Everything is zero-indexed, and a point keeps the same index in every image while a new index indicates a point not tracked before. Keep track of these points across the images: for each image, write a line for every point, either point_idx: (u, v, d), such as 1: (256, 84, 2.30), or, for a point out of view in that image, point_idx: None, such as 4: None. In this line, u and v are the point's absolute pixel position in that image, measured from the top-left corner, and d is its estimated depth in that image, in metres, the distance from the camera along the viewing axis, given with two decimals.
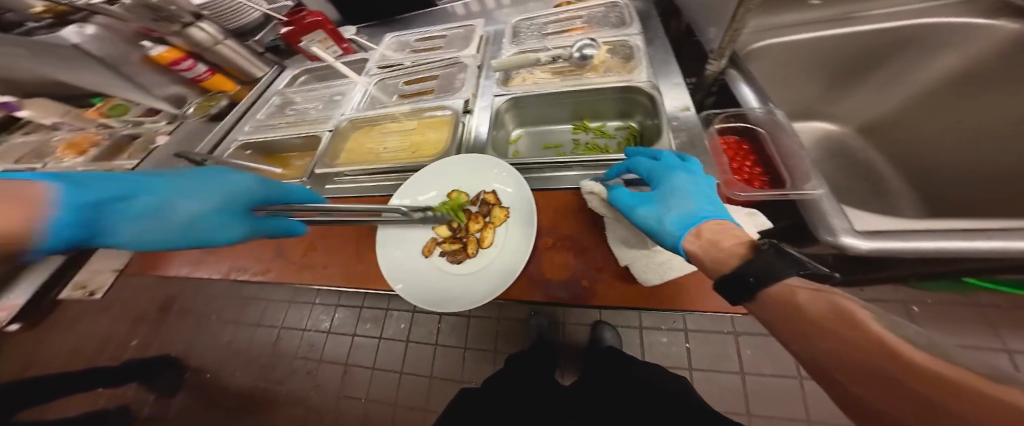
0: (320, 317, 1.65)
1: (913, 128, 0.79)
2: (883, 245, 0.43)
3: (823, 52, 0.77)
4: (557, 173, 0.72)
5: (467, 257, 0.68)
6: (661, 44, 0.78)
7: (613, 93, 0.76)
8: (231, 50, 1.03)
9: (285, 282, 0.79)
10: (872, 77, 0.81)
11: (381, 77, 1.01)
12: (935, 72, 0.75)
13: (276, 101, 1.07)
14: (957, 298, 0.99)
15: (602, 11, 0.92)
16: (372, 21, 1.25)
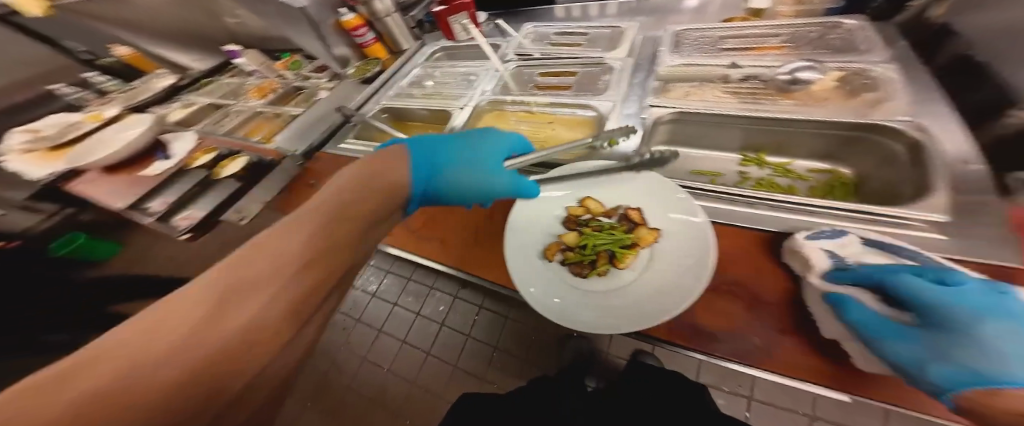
0: (369, 278, 1.66)
1: None
2: None
3: None
4: (728, 206, 0.59)
5: (594, 272, 0.59)
6: (924, 78, 0.59)
7: (842, 130, 0.59)
8: (396, 24, 1.13)
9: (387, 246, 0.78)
10: None
11: (517, 64, 0.98)
12: None
13: (417, 75, 1.13)
14: None
15: (815, 31, 0.75)
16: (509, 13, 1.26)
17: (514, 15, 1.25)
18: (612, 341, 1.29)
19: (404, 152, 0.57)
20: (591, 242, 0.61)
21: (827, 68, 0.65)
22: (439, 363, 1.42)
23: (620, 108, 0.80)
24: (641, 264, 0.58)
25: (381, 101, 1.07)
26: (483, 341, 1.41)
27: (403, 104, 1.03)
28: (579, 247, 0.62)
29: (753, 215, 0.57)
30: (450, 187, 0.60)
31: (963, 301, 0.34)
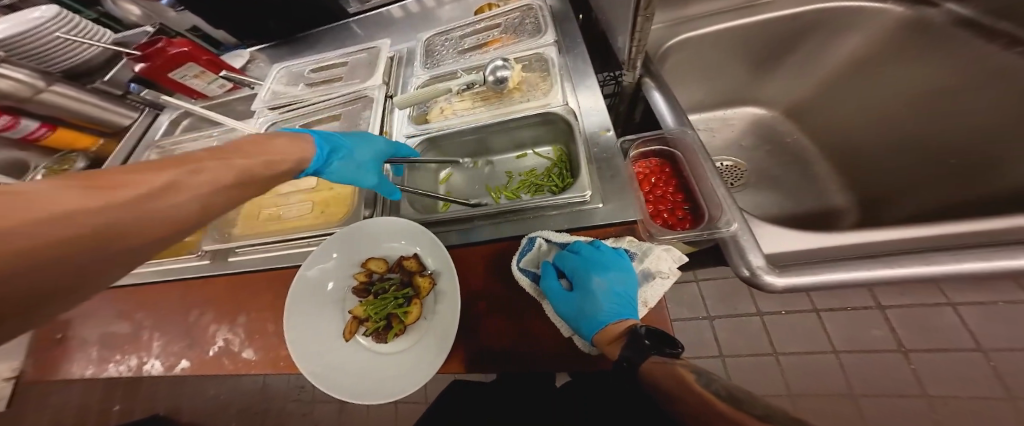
0: None
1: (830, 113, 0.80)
2: (796, 280, 0.40)
3: (738, 41, 0.76)
4: (478, 222, 0.64)
5: (395, 334, 0.60)
6: (577, 54, 0.72)
7: (532, 120, 0.68)
8: (66, 97, 0.87)
9: (201, 374, 0.72)
10: (785, 62, 0.81)
11: (273, 120, 0.84)
12: (838, 56, 0.76)
13: (153, 158, 0.91)
14: None
15: (517, 16, 0.84)
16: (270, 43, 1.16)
17: (284, 47, 1.15)
18: None
19: (307, 139, 0.54)
20: (381, 311, 0.60)
21: (513, 62, 0.71)
22: (411, 405, 1.41)
23: None
24: (430, 308, 0.60)
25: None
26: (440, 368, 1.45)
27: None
28: (372, 315, 0.60)
29: (495, 227, 0.63)
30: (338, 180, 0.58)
31: (586, 263, 0.50)
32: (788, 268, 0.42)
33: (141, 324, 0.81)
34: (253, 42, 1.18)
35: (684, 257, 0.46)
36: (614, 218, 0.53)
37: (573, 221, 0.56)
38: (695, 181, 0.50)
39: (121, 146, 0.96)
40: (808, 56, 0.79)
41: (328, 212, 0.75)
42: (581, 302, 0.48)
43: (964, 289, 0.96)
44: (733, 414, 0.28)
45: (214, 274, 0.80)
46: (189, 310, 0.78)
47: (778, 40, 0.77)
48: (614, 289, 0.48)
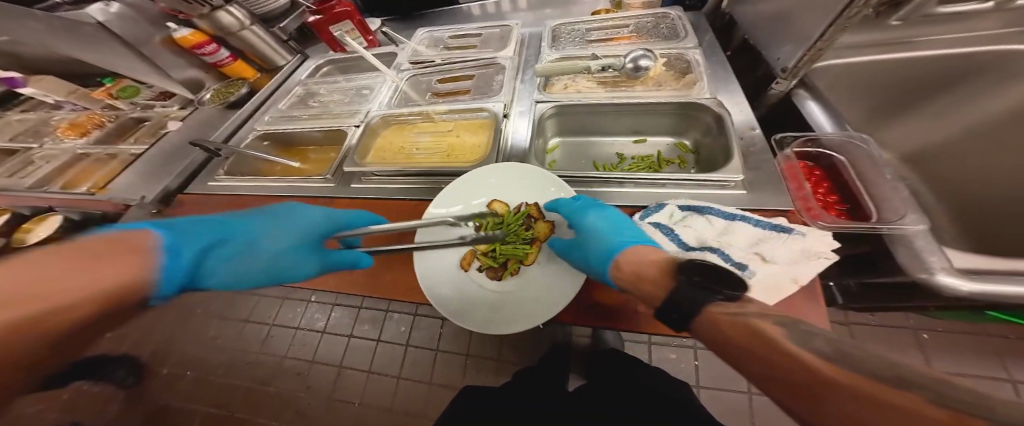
0: (315, 316, 1.64)
1: (957, 164, 0.76)
2: (988, 288, 0.39)
3: (874, 77, 0.79)
4: (607, 188, 0.68)
5: (507, 274, 0.63)
6: (717, 59, 0.77)
7: (669, 108, 0.72)
8: (257, 36, 1.06)
9: (305, 287, 0.75)
10: (916, 111, 0.81)
11: (413, 73, 0.95)
12: (989, 109, 0.75)
13: (299, 92, 1.09)
14: (965, 328, 0.99)
15: (650, 21, 0.91)
16: (392, 17, 1.26)
17: (404, 17, 1.26)
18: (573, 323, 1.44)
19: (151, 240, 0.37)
20: (500, 247, 0.63)
21: (656, 55, 0.77)
22: (413, 384, 1.41)
23: (509, 109, 0.82)
24: (544, 255, 0.64)
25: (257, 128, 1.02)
26: (452, 351, 1.46)
27: (285, 128, 0.99)
28: (490, 251, 0.64)
29: (620, 194, 0.67)
30: (252, 274, 0.48)
31: (573, 209, 0.58)
32: (986, 274, 0.41)
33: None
34: (378, 15, 1.28)
35: (838, 243, 0.46)
36: (760, 203, 0.55)
37: (711, 199, 0.59)
38: (862, 185, 0.52)
39: (271, 84, 1.12)
40: (946, 105, 0.78)
41: (459, 158, 0.79)
42: (587, 243, 0.53)
43: None
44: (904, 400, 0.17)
45: (333, 198, 0.82)
46: None
47: (913, 82, 0.79)
48: (608, 225, 0.53)
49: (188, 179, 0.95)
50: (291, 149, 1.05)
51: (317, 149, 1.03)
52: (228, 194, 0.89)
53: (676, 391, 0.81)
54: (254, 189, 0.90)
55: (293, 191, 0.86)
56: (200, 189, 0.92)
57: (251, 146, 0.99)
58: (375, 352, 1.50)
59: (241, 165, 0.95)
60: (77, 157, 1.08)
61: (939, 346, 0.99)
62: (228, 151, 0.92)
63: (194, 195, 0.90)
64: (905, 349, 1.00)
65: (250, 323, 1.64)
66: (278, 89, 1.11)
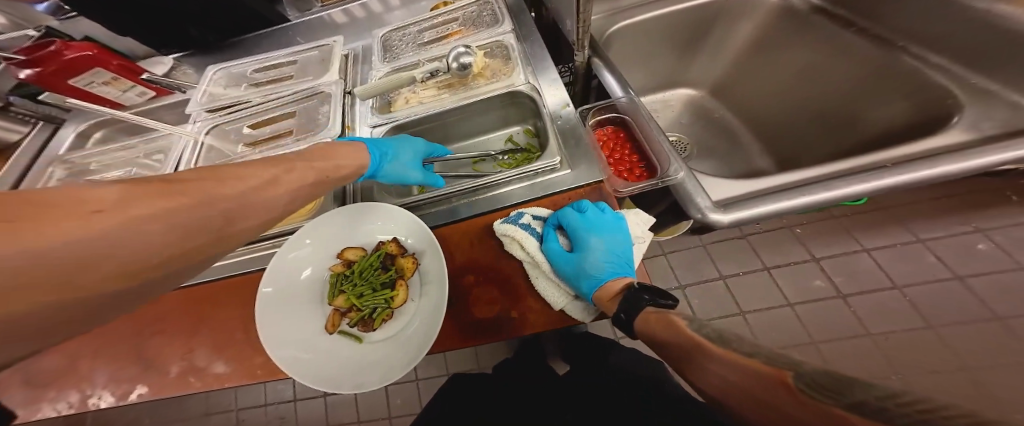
0: (281, 387, 1.47)
1: (747, 87, 0.93)
2: (738, 215, 0.47)
3: (671, 26, 0.86)
4: (464, 200, 0.66)
5: (381, 323, 0.60)
6: (534, 41, 0.76)
7: (500, 99, 0.72)
8: None
9: (165, 399, 0.62)
10: (705, 45, 0.92)
11: (213, 122, 0.77)
12: (741, 40, 0.90)
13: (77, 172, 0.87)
14: (823, 214, 1.19)
15: (475, 10, 0.88)
16: (190, 51, 1.04)
17: (207, 51, 1.05)
18: None
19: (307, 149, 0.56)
20: (365, 300, 0.59)
21: (474, 49, 0.75)
22: (405, 419, 1.37)
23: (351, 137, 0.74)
24: (416, 291, 0.61)
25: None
26: (434, 374, 1.43)
27: None
28: (355, 304, 0.60)
29: (477, 201, 0.65)
30: None
31: (583, 222, 0.55)
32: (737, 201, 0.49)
33: (72, 357, 0.68)
34: (172, 51, 1.04)
35: (652, 220, 0.58)
36: (581, 179, 0.59)
37: (547, 186, 0.61)
38: (647, 142, 0.56)
39: (14, 160, 0.84)
40: (717, 39, 0.91)
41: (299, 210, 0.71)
42: (579, 264, 0.55)
43: (871, 236, 1.16)
44: (724, 352, 0.32)
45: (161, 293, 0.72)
46: (138, 331, 0.68)
47: (700, 26, 0.88)
48: (609, 249, 0.55)
49: None
50: None
51: None
52: None
53: (645, 366, 0.83)
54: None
55: None
56: None
57: None
58: (357, 402, 1.42)
59: None
60: None
61: (810, 235, 1.19)
62: None
63: None
64: (790, 245, 1.19)
65: (212, 416, 1.44)
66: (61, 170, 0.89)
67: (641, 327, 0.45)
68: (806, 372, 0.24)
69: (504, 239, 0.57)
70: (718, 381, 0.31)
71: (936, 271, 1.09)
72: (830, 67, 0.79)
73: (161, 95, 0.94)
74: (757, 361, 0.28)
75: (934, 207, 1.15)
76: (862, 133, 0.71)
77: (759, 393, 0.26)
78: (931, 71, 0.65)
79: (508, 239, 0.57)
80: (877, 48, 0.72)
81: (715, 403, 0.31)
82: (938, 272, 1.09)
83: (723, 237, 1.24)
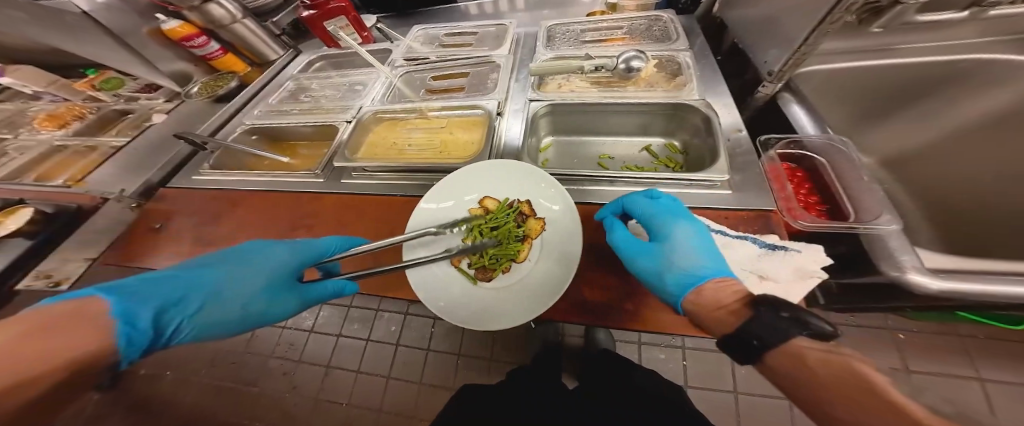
0: (303, 316, 1.60)
1: (945, 164, 0.81)
2: (958, 286, 0.41)
3: (880, 79, 0.81)
4: (599, 186, 0.69)
5: (496, 273, 0.62)
6: (709, 62, 0.78)
7: (658, 108, 0.73)
8: (248, 30, 1.11)
9: None
10: (914, 108, 0.84)
11: (407, 69, 0.99)
12: (972, 113, 0.79)
13: (291, 88, 1.12)
14: (948, 334, 1.02)
15: (644, 23, 0.93)
16: (389, 14, 1.32)
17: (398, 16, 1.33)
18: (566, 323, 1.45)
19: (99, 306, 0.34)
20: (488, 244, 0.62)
21: (648, 57, 0.78)
22: (402, 384, 1.38)
23: (505, 105, 0.85)
24: (535, 253, 0.63)
25: (246, 121, 1.01)
26: (444, 350, 1.44)
27: (275, 121, 0.99)
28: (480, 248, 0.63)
29: (608, 191, 0.68)
30: None
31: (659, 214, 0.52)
32: (955, 276, 0.41)
33: (201, 227, 0.76)
34: (375, 12, 1.35)
35: (831, 262, 0.43)
36: (745, 204, 0.55)
37: (700, 198, 0.60)
38: (840, 185, 0.53)
39: (263, 77, 1.17)
40: (934, 106, 0.82)
41: (451, 155, 0.79)
42: (660, 258, 0.48)
43: (995, 367, 0.96)
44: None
45: (320, 194, 0.80)
46: (291, 220, 0.75)
47: (909, 87, 0.82)
48: (694, 244, 0.49)
49: (169, 174, 0.94)
50: (279, 142, 1.04)
51: (306, 146, 1.02)
52: (213, 187, 0.86)
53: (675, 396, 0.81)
54: (235, 181, 0.87)
55: (301, 186, 0.82)
56: (182, 182, 0.89)
57: (238, 140, 0.97)
58: (363, 354, 1.47)
59: (230, 158, 0.94)
60: (55, 149, 1.06)
61: (913, 345, 1.02)
62: (214, 144, 0.91)
63: (174, 189, 0.87)
64: (890, 353, 1.02)
65: None
66: (269, 85, 1.14)
67: (783, 357, 0.31)
68: None
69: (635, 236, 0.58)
70: None
71: None
72: None
73: (364, 43, 1.19)
74: None
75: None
76: None
77: None
78: None
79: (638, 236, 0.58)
80: None
81: None
82: None
83: None
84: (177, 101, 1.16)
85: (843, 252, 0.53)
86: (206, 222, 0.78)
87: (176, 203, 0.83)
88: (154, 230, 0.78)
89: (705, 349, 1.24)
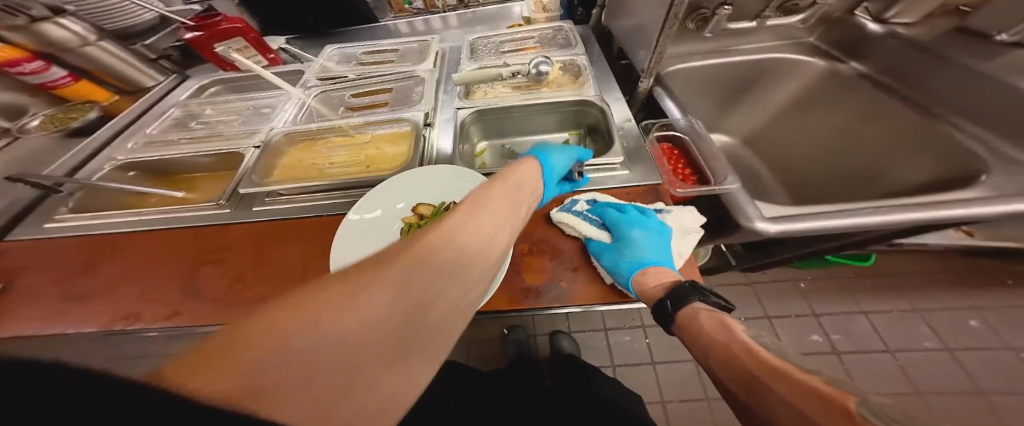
0: None
1: (781, 140, 1.02)
2: (785, 226, 0.53)
3: (725, 74, 1.00)
4: None
5: None
6: (601, 66, 0.91)
7: (567, 106, 0.83)
8: (105, 52, 0.99)
9: (185, 326, 0.57)
10: (747, 98, 1.06)
11: (322, 89, 0.97)
12: (785, 96, 1.02)
13: (177, 114, 1.02)
14: (826, 275, 1.29)
15: (550, 33, 1.05)
16: (300, 34, 1.30)
17: (313, 36, 1.31)
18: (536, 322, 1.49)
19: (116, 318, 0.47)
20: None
21: (552, 61, 0.89)
22: None
23: (433, 116, 0.88)
24: None
25: (116, 157, 0.88)
26: None
27: (160, 153, 0.89)
28: None
29: None
30: None
31: (627, 219, 0.60)
32: (790, 215, 0.55)
33: (66, 283, 0.64)
34: (284, 33, 1.31)
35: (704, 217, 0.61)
36: (638, 180, 0.67)
37: (605, 180, 0.69)
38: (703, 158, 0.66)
39: (138, 105, 1.05)
40: (763, 91, 1.04)
41: (379, 167, 0.80)
42: (620, 253, 0.56)
43: (869, 299, 1.24)
44: (781, 366, 0.36)
45: (228, 224, 0.73)
46: (195, 259, 0.67)
47: (740, 79, 1.02)
48: (649, 243, 0.58)
49: (4, 227, 0.75)
50: (169, 177, 0.94)
51: (203, 177, 0.94)
52: (82, 233, 0.73)
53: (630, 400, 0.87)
54: (108, 223, 0.75)
55: (200, 221, 0.74)
56: (28, 233, 0.74)
57: (111, 177, 0.86)
58: None
59: (97, 198, 0.82)
60: None
61: (809, 291, 1.27)
62: (74, 184, 0.80)
63: (18, 242, 0.72)
64: (792, 298, 1.26)
65: None
66: (149, 113, 1.02)
67: (690, 320, 0.50)
68: (865, 398, 0.28)
69: (562, 226, 0.62)
70: (778, 401, 0.34)
71: (928, 340, 1.15)
72: (865, 128, 0.86)
73: (272, 65, 1.14)
74: (812, 379, 0.32)
75: (912, 279, 1.27)
76: (884, 186, 0.78)
77: (808, 408, 0.30)
78: (965, 137, 0.70)
79: (564, 225, 0.62)
80: (911, 107, 0.79)
81: (744, 396, 0.39)
82: (930, 342, 1.15)
83: (730, 281, 1.30)
84: (12, 138, 0.95)
85: (713, 215, 0.64)
86: (69, 278, 0.65)
87: (26, 260, 0.69)
88: None
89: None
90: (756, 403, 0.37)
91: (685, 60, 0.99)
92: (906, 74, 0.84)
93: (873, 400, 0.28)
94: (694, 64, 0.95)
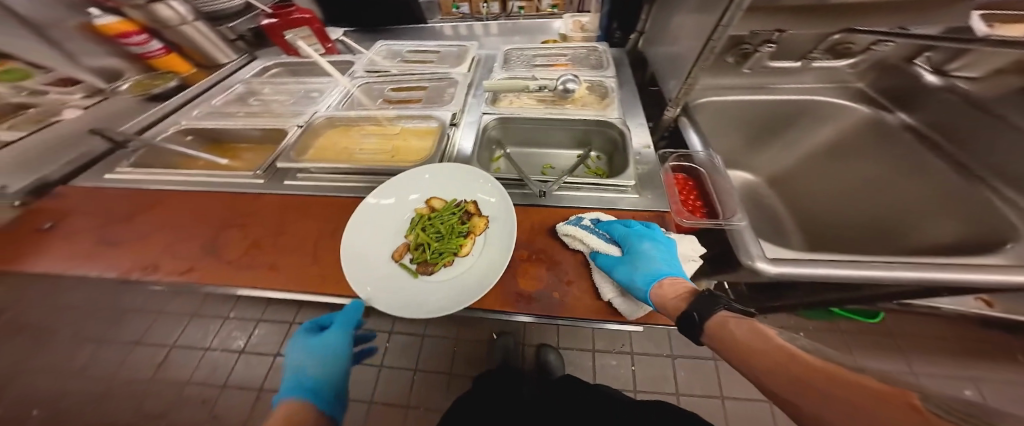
0: (232, 336, 1.34)
1: (806, 184, 0.99)
2: (788, 270, 0.52)
3: (756, 112, 0.98)
4: (539, 186, 0.74)
5: (435, 268, 0.61)
6: (628, 89, 0.93)
7: (588, 124, 0.84)
8: (196, 31, 1.11)
9: (195, 283, 0.63)
10: (777, 140, 1.03)
11: (367, 81, 1.04)
12: (818, 141, 0.99)
13: (239, 90, 1.13)
14: (830, 325, 1.20)
15: (584, 52, 1.07)
16: (356, 28, 1.41)
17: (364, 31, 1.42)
18: (527, 331, 1.47)
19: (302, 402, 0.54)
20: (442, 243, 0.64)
21: (579, 80, 0.91)
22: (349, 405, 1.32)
23: (460, 117, 0.92)
24: (478, 247, 0.64)
25: (182, 122, 1.00)
26: (401, 366, 1.41)
27: (217, 123, 0.99)
28: (422, 246, 0.64)
29: (549, 195, 0.73)
30: None
31: (634, 232, 0.60)
32: (795, 259, 0.53)
33: (106, 231, 0.72)
34: (341, 25, 1.42)
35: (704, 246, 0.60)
36: (648, 207, 0.67)
37: (612, 200, 0.69)
38: (716, 193, 0.65)
39: (208, 80, 1.17)
40: (795, 134, 1.01)
41: (401, 159, 0.85)
42: (631, 267, 0.55)
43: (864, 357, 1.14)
44: (834, 368, 0.29)
45: (261, 194, 0.80)
46: (221, 222, 0.73)
47: (775, 119, 1.00)
48: (659, 256, 0.56)
49: (74, 172, 0.87)
50: (220, 145, 1.04)
51: (251, 148, 1.03)
52: (133, 188, 0.82)
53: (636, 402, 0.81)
54: (157, 182, 0.85)
55: (236, 186, 0.82)
56: (91, 180, 0.85)
57: (171, 139, 0.97)
58: None
59: (154, 157, 0.92)
60: None
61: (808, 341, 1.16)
62: (140, 142, 0.91)
63: (79, 188, 0.82)
64: None
65: None
66: (215, 88, 1.14)
67: (717, 330, 0.43)
68: (930, 392, 0.22)
69: (566, 238, 0.62)
70: (836, 406, 0.27)
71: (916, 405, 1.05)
72: (900, 183, 0.81)
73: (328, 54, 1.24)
74: (875, 381, 0.25)
75: (939, 347, 1.15)
76: (909, 243, 0.71)
77: (875, 411, 0.24)
78: (1004, 205, 0.65)
79: (569, 238, 0.62)
80: (953, 168, 0.74)
81: (794, 410, 0.31)
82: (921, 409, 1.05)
83: None
84: (100, 97, 1.08)
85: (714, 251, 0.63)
86: (111, 223, 0.74)
87: (77, 206, 0.78)
88: (44, 231, 0.72)
89: (651, 354, 1.34)
90: (822, 416, 0.28)
91: (721, 93, 0.97)
92: (952, 129, 0.80)
93: (938, 391, 0.22)
94: (726, 98, 0.94)
